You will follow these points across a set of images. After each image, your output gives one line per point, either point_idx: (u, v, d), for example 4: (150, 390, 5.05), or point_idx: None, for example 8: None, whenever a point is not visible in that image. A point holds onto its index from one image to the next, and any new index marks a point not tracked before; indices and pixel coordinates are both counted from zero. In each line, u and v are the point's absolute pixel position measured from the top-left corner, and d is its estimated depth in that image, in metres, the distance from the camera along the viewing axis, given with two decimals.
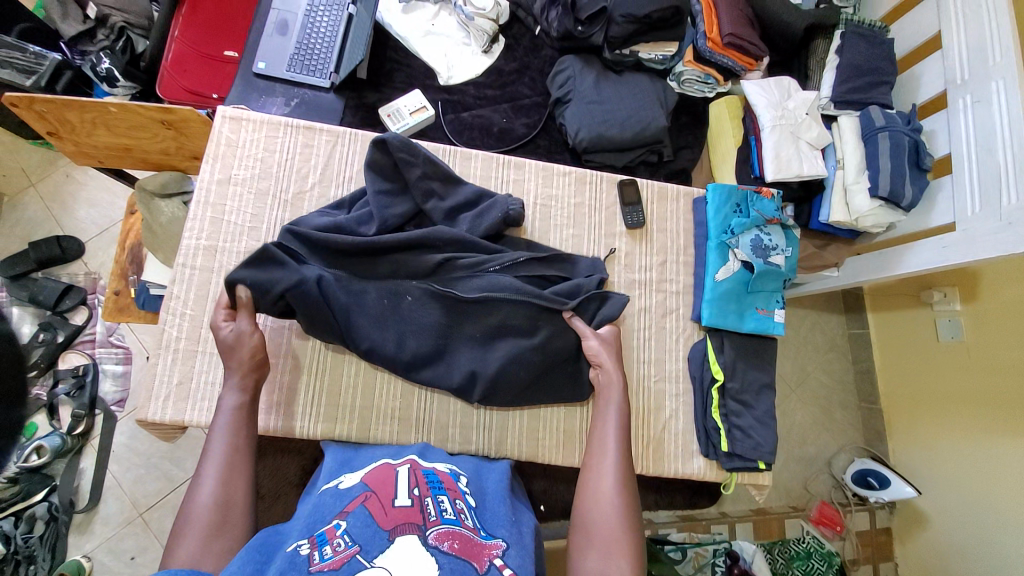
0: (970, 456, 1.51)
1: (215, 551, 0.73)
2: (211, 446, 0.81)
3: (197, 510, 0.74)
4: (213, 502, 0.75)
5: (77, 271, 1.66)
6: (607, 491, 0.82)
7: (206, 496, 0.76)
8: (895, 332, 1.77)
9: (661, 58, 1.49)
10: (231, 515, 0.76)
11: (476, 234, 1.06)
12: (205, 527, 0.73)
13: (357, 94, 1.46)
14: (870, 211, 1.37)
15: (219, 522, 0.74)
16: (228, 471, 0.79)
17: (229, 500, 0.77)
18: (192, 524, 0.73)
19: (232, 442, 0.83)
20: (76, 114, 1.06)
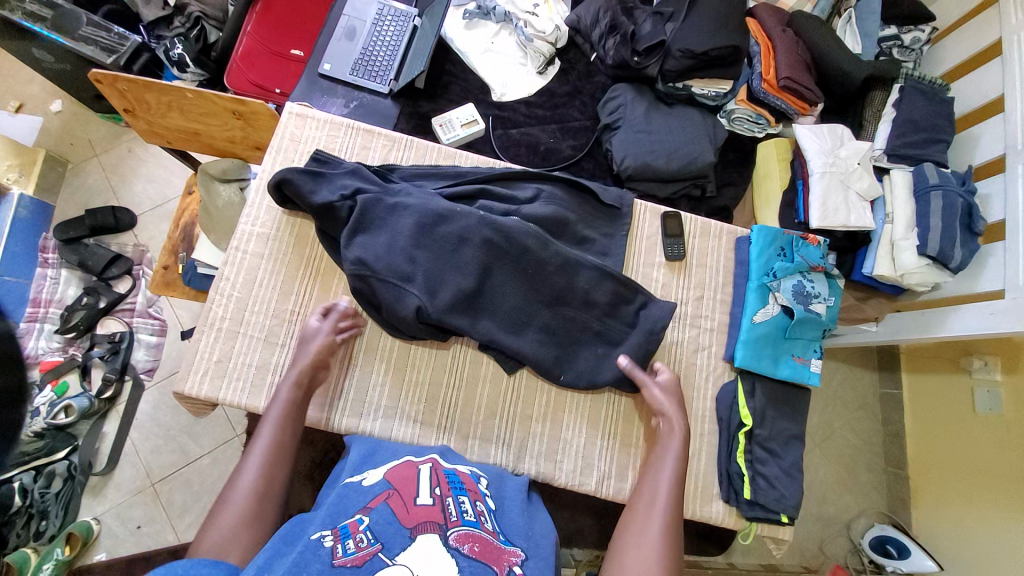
0: (999, 537, 1.43)
1: (244, 540, 0.74)
2: (260, 435, 0.85)
3: (239, 494, 0.77)
4: (253, 493, 0.78)
5: (127, 241, 1.75)
6: (649, 532, 0.82)
7: (243, 488, 0.78)
8: (929, 396, 1.70)
9: (714, 95, 1.50)
10: (267, 506, 0.78)
11: (535, 214, 1.06)
12: (241, 514, 0.76)
13: (412, 101, 1.51)
14: (916, 269, 1.33)
15: (255, 513, 0.77)
16: (270, 463, 0.82)
17: (265, 493, 0.79)
18: (228, 511, 0.76)
19: (279, 436, 0.86)
20: (155, 96, 1.12)
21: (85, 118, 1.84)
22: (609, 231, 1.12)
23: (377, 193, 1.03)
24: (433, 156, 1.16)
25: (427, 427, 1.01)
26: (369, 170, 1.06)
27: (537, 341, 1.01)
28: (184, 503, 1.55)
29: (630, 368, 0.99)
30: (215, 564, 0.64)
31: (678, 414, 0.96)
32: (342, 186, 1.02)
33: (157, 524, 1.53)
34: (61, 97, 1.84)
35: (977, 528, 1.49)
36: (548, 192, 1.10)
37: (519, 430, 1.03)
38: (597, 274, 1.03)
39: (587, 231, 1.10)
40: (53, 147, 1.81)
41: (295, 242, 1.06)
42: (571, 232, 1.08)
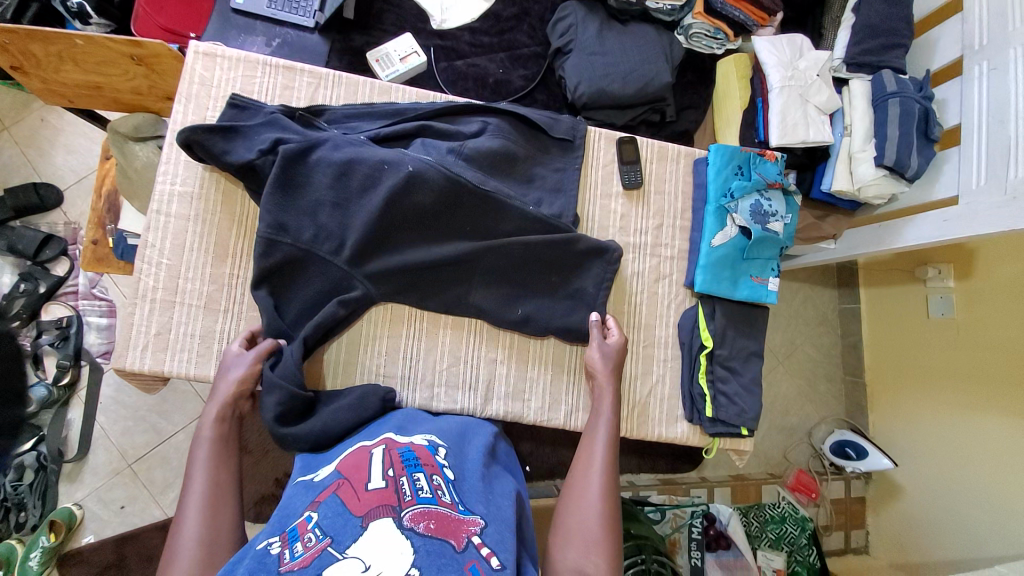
0: (943, 428, 1.57)
1: None
2: (190, 485, 0.77)
3: (183, 546, 0.69)
4: (199, 541, 0.70)
5: (56, 220, 1.60)
6: (591, 493, 0.81)
7: (190, 536, 0.71)
8: (887, 306, 1.76)
9: (670, 9, 1.40)
10: (219, 551, 0.71)
11: (477, 151, 0.99)
12: (194, 564, 0.68)
13: (344, 36, 1.37)
14: (873, 180, 1.33)
15: (209, 559, 0.69)
16: (210, 510, 0.74)
17: (215, 535, 0.72)
18: (179, 559, 0.68)
19: (217, 479, 0.78)
20: (41, 46, 0.98)
21: None
22: (561, 166, 1.07)
23: (301, 141, 0.94)
24: (364, 95, 1.06)
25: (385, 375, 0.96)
26: (258, 138, 0.93)
27: (489, 282, 1.00)
28: (166, 479, 1.54)
29: (593, 323, 1.00)
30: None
31: (610, 387, 0.95)
32: (261, 140, 0.93)
33: (140, 502, 1.52)
34: None
35: (930, 428, 1.61)
36: (494, 125, 1.02)
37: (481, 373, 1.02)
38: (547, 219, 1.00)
39: (537, 167, 1.05)
40: None
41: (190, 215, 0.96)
42: (520, 169, 1.03)
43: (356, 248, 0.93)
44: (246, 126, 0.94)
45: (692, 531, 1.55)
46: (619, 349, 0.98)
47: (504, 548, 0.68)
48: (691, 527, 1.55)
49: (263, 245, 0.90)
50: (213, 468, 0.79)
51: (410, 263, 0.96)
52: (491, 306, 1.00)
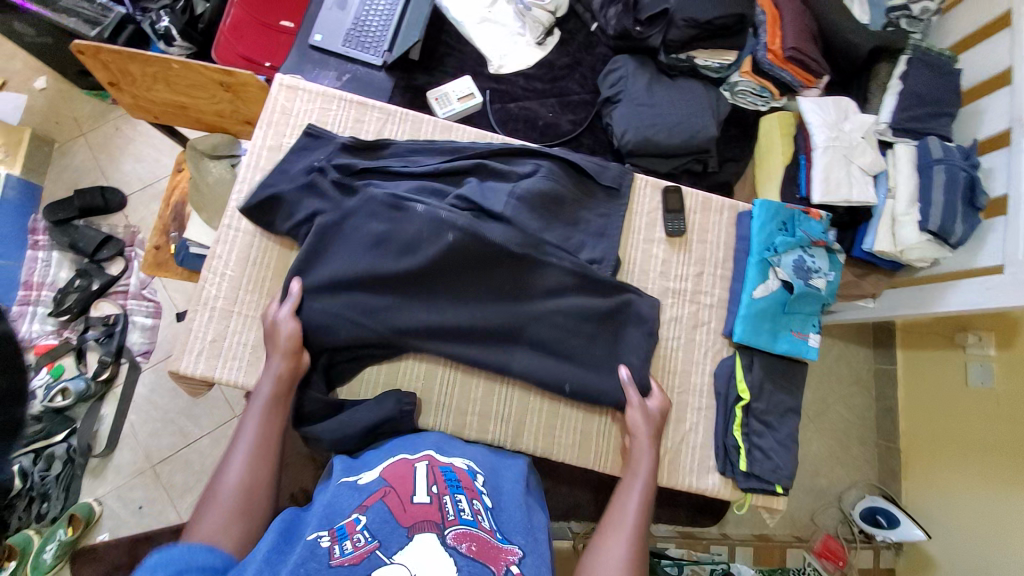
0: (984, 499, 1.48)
1: (234, 531, 0.73)
2: (240, 434, 0.84)
3: (223, 489, 0.77)
4: (239, 488, 0.77)
5: (117, 222, 1.71)
6: (618, 554, 0.80)
7: (231, 482, 0.78)
8: (924, 370, 1.71)
9: (717, 67, 1.47)
10: (254, 499, 0.77)
11: (528, 190, 1.03)
12: (229, 507, 0.75)
13: (407, 74, 1.47)
14: (917, 244, 1.33)
15: (244, 506, 0.76)
16: (254, 462, 0.81)
17: (253, 486, 0.79)
18: (217, 501, 0.75)
19: (264, 434, 0.85)
20: (140, 67, 1.08)
21: (69, 94, 1.79)
22: (606, 211, 1.10)
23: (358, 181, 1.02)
24: (424, 133, 1.13)
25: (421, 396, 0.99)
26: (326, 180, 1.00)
27: None
28: (186, 483, 1.55)
29: (626, 382, 0.99)
30: (210, 550, 0.66)
31: (649, 450, 0.95)
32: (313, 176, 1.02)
33: (159, 504, 1.53)
34: (44, 73, 1.78)
35: (969, 500, 1.52)
36: (547, 167, 1.07)
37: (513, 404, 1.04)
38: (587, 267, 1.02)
39: (584, 211, 1.09)
40: (38, 125, 1.76)
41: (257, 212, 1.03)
42: (567, 211, 1.07)
43: (406, 278, 0.98)
44: (306, 166, 1.03)
45: None
46: (660, 413, 0.98)
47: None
48: None
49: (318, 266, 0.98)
50: (262, 418, 0.86)
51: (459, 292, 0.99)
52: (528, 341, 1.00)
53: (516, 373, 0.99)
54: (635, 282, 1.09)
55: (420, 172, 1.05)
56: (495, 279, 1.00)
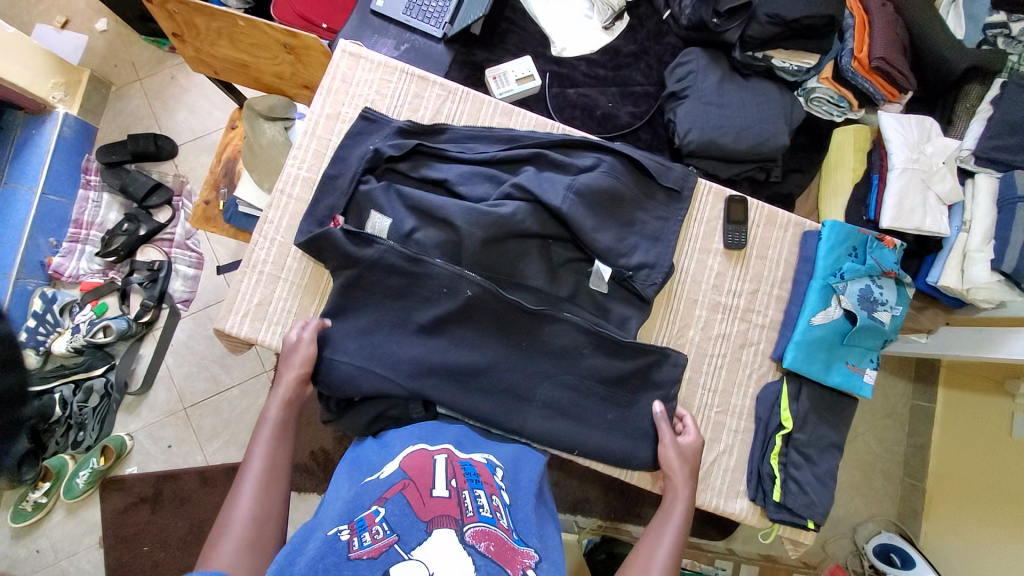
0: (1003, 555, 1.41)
1: (247, 565, 0.71)
2: (250, 461, 0.80)
3: (235, 519, 0.74)
4: (251, 520, 0.75)
5: (167, 171, 1.72)
6: None
7: (242, 511, 0.75)
8: (966, 412, 1.61)
9: (795, 70, 1.37)
10: (264, 531, 0.75)
11: (586, 183, 0.99)
12: (242, 540, 0.72)
13: (466, 49, 1.42)
14: (984, 285, 1.23)
15: (256, 539, 0.73)
16: (265, 486, 0.78)
17: (264, 514, 0.76)
18: (229, 533, 0.73)
19: (273, 464, 0.81)
20: (205, 21, 1.06)
21: (130, 38, 1.79)
22: (664, 215, 1.05)
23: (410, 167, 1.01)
24: (483, 116, 1.10)
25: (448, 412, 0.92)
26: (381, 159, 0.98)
27: None
28: (213, 429, 1.59)
29: (660, 418, 0.95)
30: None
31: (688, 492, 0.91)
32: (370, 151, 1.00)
33: (187, 445, 1.57)
34: (106, 14, 1.78)
35: (986, 554, 1.46)
36: (609, 162, 1.02)
37: (539, 434, 0.93)
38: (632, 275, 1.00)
39: (640, 213, 1.04)
40: (96, 67, 1.77)
41: (312, 181, 1.03)
42: (623, 212, 1.02)
43: (444, 281, 0.92)
44: (364, 139, 1.01)
45: None
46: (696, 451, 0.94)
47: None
48: None
49: (354, 266, 0.92)
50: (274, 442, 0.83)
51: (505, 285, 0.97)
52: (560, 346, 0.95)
53: (553, 375, 0.95)
54: (686, 292, 1.05)
55: (476, 156, 1.02)
56: (534, 289, 0.97)
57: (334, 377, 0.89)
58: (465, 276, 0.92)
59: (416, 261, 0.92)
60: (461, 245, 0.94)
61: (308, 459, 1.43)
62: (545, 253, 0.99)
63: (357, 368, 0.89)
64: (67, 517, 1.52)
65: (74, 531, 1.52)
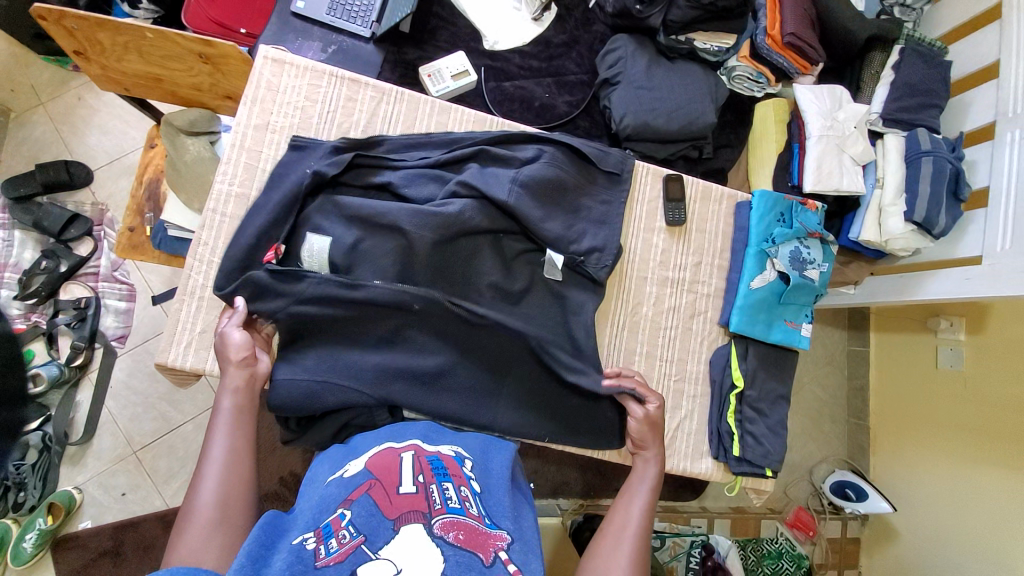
0: (947, 473, 1.57)
1: (215, 547, 0.70)
2: (210, 443, 0.78)
3: (198, 505, 0.72)
4: (215, 500, 0.73)
5: (84, 199, 1.60)
6: (619, 558, 0.78)
7: (206, 495, 0.73)
8: (895, 352, 1.78)
9: (716, 50, 1.44)
10: (232, 512, 0.73)
11: (528, 176, 1.00)
12: (208, 524, 0.71)
13: (397, 49, 1.40)
14: (902, 234, 1.35)
15: (222, 520, 0.72)
16: (229, 466, 0.77)
17: (230, 495, 0.74)
18: (193, 521, 0.71)
19: (233, 443, 0.79)
20: (108, 35, 0.99)
21: (23, 58, 1.64)
22: (608, 199, 1.08)
23: (349, 173, 1.00)
24: (420, 117, 1.09)
25: (416, 414, 0.93)
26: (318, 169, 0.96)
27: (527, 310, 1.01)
28: (171, 468, 1.51)
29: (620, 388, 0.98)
30: (194, 572, 0.60)
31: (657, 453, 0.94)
32: (307, 164, 0.98)
33: (142, 491, 1.49)
34: None
35: (930, 476, 1.62)
36: (550, 153, 1.04)
37: (510, 425, 0.95)
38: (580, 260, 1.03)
39: (585, 200, 1.07)
40: None
41: (247, 198, 0.99)
42: (568, 200, 1.05)
43: (387, 301, 0.90)
44: (300, 151, 0.99)
45: (689, 560, 1.53)
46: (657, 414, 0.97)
47: (529, 569, 0.64)
48: (688, 557, 1.54)
49: (291, 293, 0.88)
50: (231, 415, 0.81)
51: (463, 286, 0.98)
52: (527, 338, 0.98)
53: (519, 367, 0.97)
54: (635, 271, 1.10)
55: (416, 160, 1.02)
56: (491, 284, 0.98)
57: (295, 399, 0.87)
58: (408, 292, 0.90)
59: (354, 285, 0.89)
60: (411, 250, 0.93)
61: (279, 485, 1.38)
62: (497, 248, 1.00)
63: (317, 383, 0.87)
64: None
65: None
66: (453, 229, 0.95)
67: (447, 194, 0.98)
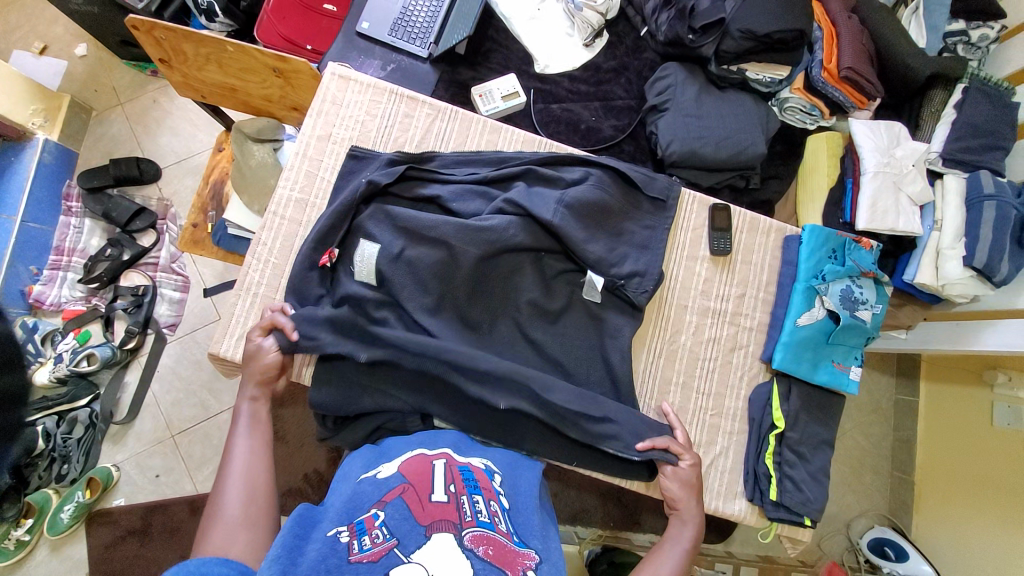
0: (1000, 538, 1.43)
1: (241, 542, 0.72)
2: (234, 446, 0.82)
3: (224, 502, 0.75)
4: (238, 497, 0.76)
5: (151, 194, 1.71)
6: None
7: (232, 491, 0.76)
8: (945, 403, 1.67)
9: (768, 81, 1.42)
10: (256, 506, 0.76)
11: (574, 196, 1.01)
12: (233, 519, 0.74)
13: (451, 68, 1.45)
14: (960, 279, 1.27)
15: (246, 514, 0.75)
16: (250, 464, 0.81)
17: (252, 493, 0.77)
18: (220, 517, 0.74)
19: (254, 442, 0.83)
20: (193, 46, 1.07)
21: (108, 62, 1.79)
22: (651, 224, 1.08)
23: (402, 185, 1.03)
24: (473, 135, 1.13)
25: (446, 423, 0.93)
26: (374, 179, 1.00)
27: (563, 329, 1.01)
28: (204, 455, 1.56)
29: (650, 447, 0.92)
30: (225, 563, 0.63)
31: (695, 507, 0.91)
32: (364, 176, 1.02)
33: (175, 474, 1.54)
34: (86, 40, 1.78)
35: (974, 539, 1.50)
36: (597, 175, 1.05)
37: (539, 448, 0.94)
38: (620, 284, 1.02)
39: (628, 224, 1.06)
40: (76, 92, 1.76)
41: (305, 202, 1.04)
42: (612, 223, 1.05)
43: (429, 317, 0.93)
44: (358, 162, 1.04)
45: None
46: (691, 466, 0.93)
47: None
48: None
49: (343, 306, 0.95)
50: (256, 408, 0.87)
51: (504, 301, 0.99)
52: (565, 360, 0.99)
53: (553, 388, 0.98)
54: (676, 299, 1.08)
55: (466, 176, 1.05)
56: (530, 302, 0.99)
57: (338, 399, 0.90)
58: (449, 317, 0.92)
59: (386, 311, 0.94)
60: (455, 264, 0.95)
61: (303, 482, 1.41)
62: (538, 267, 1.01)
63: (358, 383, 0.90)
64: (52, 554, 1.47)
65: (59, 569, 1.46)
66: (497, 242, 0.96)
67: (495, 210, 0.99)
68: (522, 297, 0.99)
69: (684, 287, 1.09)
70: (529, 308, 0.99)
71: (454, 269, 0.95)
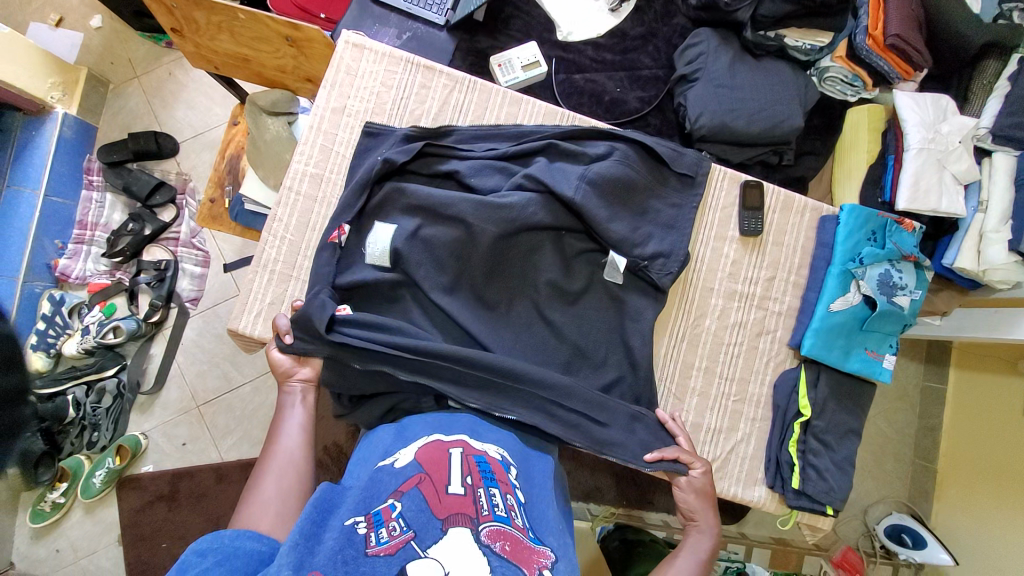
0: None
1: (274, 512, 0.74)
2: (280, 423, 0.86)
3: (266, 472, 0.79)
4: (279, 469, 0.79)
5: (169, 169, 1.71)
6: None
7: (273, 463, 0.80)
8: (975, 393, 1.61)
9: (809, 48, 1.34)
10: (293, 478, 0.79)
11: (597, 173, 0.96)
12: (271, 489, 0.77)
13: (470, 36, 1.39)
14: (1003, 265, 1.19)
15: (282, 488, 0.77)
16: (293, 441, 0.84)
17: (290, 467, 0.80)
18: (259, 486, 0.77)
19: (297, 420, 0.87)
20: (204, 14, 1.04)
21: (123, 34, 1.76)
22: (678, 202, 1.03)
23: (419, 161, 1.00)
24: (491, 107, 1.08)
25: (461, 405, 0.88)
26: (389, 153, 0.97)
27: (584, 311, 0.98)
28: (227, 426, 1.60)
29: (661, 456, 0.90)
30: (257, 537, 0.65)
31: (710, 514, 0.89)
32: (379, 150, 0.99)
33: (200, 443, 1.59)
34: (101, 11, 1.75)
35: (999, 530, 1.47)
36: (621, 151, 1.00)
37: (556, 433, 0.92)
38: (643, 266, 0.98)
39: (654, 202, 1.02)
40: (93, 64, 1.75)
41: (320, 178, 1.02)
42: (636, 201, 1.00)
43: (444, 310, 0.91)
44: (374, 136, 1.01)
45: None
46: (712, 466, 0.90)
47: None
48: None
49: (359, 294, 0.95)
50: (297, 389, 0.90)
51: (523, 282, 0.97)
52: (586, 343, 0.96)
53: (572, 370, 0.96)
54: (701, 281, 1.04)
55: (484, 151, 1.01)
56: (550, 283, 0.96)
57: (348, 378, 0.89)
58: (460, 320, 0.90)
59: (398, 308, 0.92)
60: (472, 242, 0.93)
61: (322, 454, 1.43)
62: (558, 246, 0.98)
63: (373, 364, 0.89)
64: (86, 516, 1.53)
65: (93, 529, 1.53)
66: (516, 221, 0.93)
67: (514, 187, 0.96)
68: (542, 278, 0.96)
69: (710, 269, 1.05)
70: (548, 290, 0.96)
71: (472, 249, 0.93)
